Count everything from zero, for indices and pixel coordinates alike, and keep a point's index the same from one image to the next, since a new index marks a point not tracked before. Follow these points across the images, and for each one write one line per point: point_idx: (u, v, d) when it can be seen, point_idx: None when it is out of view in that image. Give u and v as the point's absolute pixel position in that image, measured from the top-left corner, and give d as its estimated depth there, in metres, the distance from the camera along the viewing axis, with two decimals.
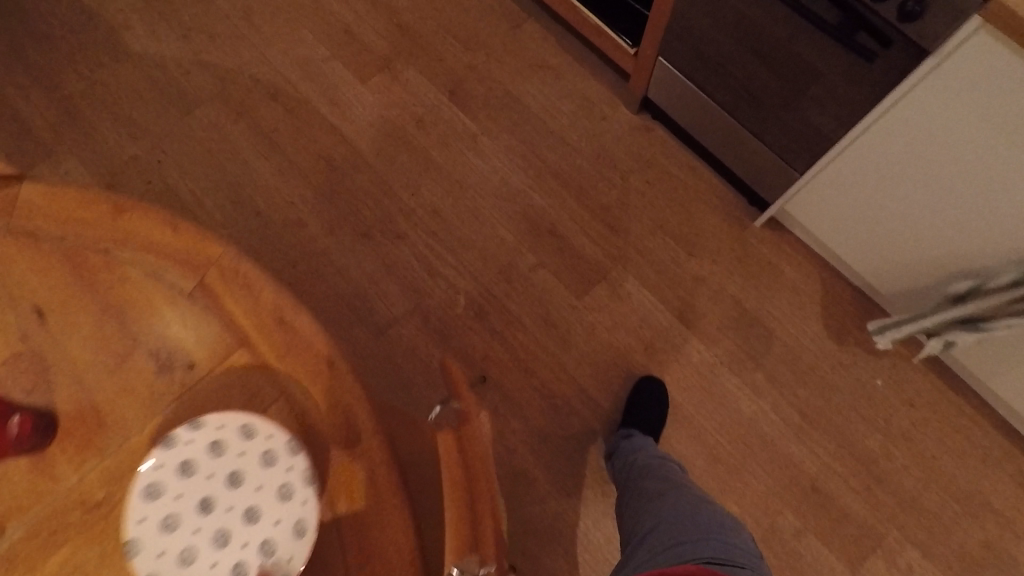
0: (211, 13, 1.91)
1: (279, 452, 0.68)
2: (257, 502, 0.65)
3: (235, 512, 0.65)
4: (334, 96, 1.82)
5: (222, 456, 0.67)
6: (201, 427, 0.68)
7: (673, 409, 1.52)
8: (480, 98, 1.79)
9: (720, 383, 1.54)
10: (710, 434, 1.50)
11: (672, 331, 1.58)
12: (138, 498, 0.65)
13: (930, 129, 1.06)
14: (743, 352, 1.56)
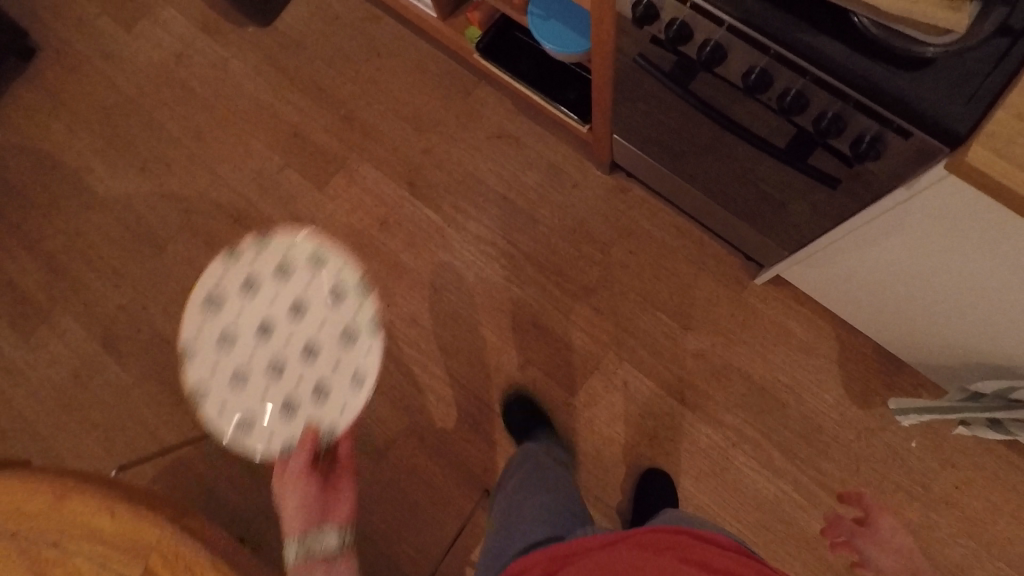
0: (164, 136, 1.87)
1: (314, 349, 1.06)
2: (354, 370, 1.05)
3: (327, 367, 1.06)
4: (297, 207, 1.76)
5: (313, 313, 1.07)
6: (303, 272, 1.08)
7: (687, 499, 1.45)
8: (443, 184, 1.69)
9: (735, 467, 1.44)
10: (729, 524, 1.42)
11: (676, 416, 1.48)
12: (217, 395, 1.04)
13: (923, 245, 0.87)
14: (756, 429, 1.45)
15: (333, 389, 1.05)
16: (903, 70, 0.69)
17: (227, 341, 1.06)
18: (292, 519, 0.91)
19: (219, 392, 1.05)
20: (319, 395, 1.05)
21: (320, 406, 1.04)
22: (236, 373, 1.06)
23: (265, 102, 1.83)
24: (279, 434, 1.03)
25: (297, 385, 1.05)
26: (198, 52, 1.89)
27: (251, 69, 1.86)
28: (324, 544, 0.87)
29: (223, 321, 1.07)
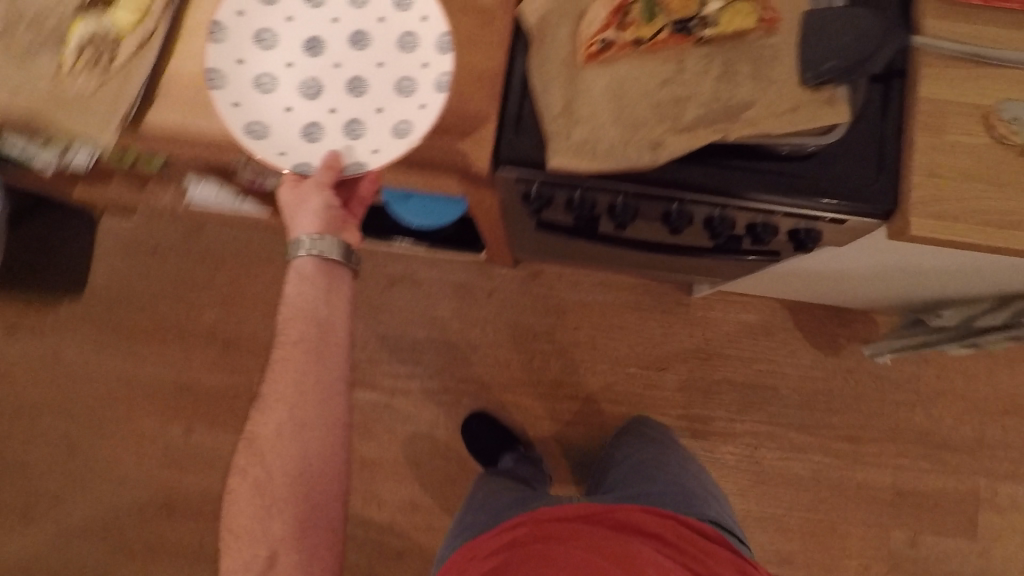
0: (33, 470, 1.57)
1: (315, 83, 0.72)
2: (404, 81, 0.70)
3: (387, 69, 0.71)
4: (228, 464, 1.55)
5: (365, 10, 0.72)
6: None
7: (747, 519, 1.47)
8: (366, 360, 1.56)
9: (768, 466, 1.49)
10: (792, 517, 1.47)
11: (697, 451, 1.50)
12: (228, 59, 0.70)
13: (861, 258, 0.89)
14: (766, 424, 1.50)
15: (377, 112, 0.70)
16: (799, 167, 0.70)
17: (255, 77, 0.71)
18: (318, 342, 0.73)
19: (234, 47, 0.70)
20: (351, 124, 0.71)
21: (353, 136, 0.70)
22: (257, 87, 0.71)
23: (129, 374, 1.59)
24: (294, 154, 0.70)
25: (330, 113, 0.71)
26: (17, 346, 1.61)
27: (92, 349, 1.60)
28: (320, 239, 0.72)
29: (231, 39, 0.70)
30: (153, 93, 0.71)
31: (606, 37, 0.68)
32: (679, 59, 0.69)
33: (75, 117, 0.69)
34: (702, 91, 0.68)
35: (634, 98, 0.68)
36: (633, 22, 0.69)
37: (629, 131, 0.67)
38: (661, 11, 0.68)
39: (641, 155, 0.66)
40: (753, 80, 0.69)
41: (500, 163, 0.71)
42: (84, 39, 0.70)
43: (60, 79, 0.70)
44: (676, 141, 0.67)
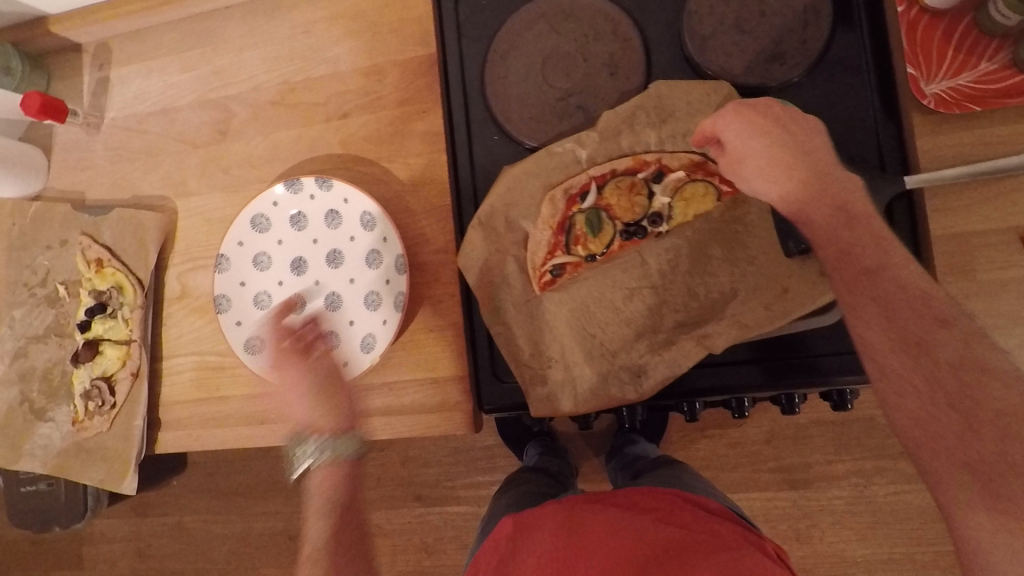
0: None
1: (305, 300, 0.70)
2: (372, 296, 0.67)
3: (360, 284, 0.68)
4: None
5: (337, 229, 0.69)
6: (332, 188, 0.68)
7: (872, 565, 1.17)
8: (444, 476, 1.31)
9: (883, 504, 1.16)
10: (923, 554, 1.15)
11: (801, 505, 1.19)
12: (229, 286, 0.70)
13: None
14: (871, 458, 1.16)
15: (350, 327, 0.68)
16: (810, 349, 0.61)
17: (254, 301, 0.70)
18: (336, 542, 0.59)
19: (237, 278, 0.70)
20: (329, 335, 0.68)
21: (331, 348, 0.68)
22: (251, 307, 0.70)
23: (242, 531, 1.44)
24: (283, 367, 0.68)
25: (312, 326, 0.69)
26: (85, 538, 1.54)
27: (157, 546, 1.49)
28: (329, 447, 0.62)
29: (232, 269, 0.70)
30: (155, 423, 0.74)
31: (556, 262, 0.65)
32: (642, 260, 0.63)
33: (98, 467, 0.74)
34: (675, 291, 0.61)
35: (601, 317, 0.63)
36: (580, 239, 0.66)
37: (605, 359, 0.62)
38: (605, 220, 0.66)
39: (625, 391, 0.60)
40: (731, 265, 0.60)
41: (485, 409, 0.67)
42: (86, 391, 0.74)
43: (77, 431, 0.75)
44: (660, 364, 0.60)
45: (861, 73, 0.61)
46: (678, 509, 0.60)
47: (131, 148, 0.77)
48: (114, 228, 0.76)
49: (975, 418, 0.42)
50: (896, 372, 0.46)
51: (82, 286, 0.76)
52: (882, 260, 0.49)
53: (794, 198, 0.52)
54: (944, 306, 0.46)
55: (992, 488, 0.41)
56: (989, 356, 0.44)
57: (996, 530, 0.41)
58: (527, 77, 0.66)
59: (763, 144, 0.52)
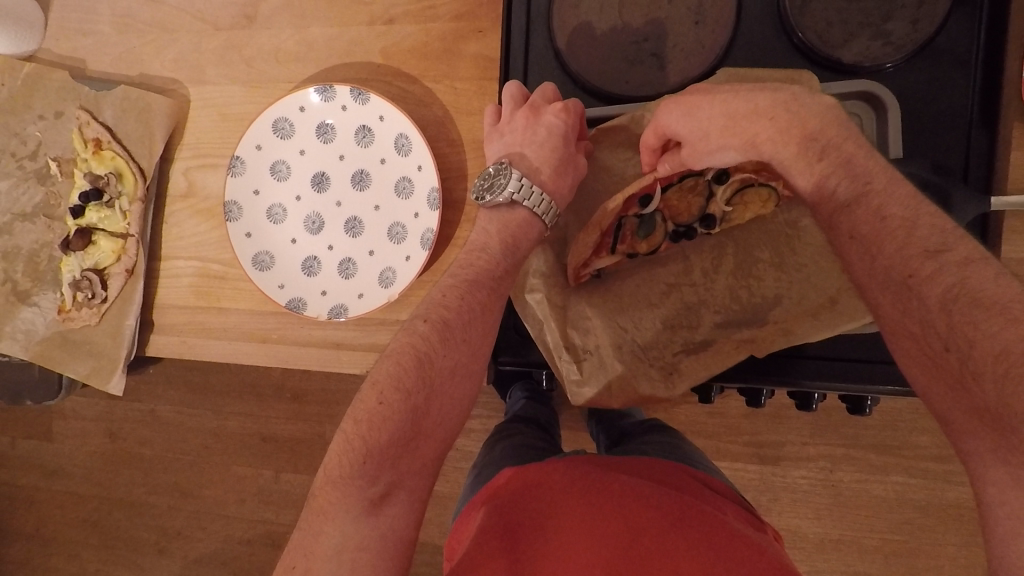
0: (95, 526, 1.54)
1: (325, 220, 0.64)
2: (396, 228, 0.62)
3: (385, 213, 0.63)
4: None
5: (368, 148, 0.63)
6: (367, 102, 0.62)
7: (824, 545, 1.14)
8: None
9: (847, 490, 1.12)
10: (874, 541, 1.12)
11: (768, 479, 1.15)
12: (244, 192, 0.64)
13: None
14: (845, 445, 1.12)
15: (369, 257, 0.63)
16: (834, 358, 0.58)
17: (268, 212, 0.65)
18: (420, 404, 0.46)
19: (255, 180, 0.64)
20: (345, 262, 0.64)
21: (346, 276, 0.64)
22: (263, 220, 0.65)
23: (215, 427, 1.43)
24: (293, 286, 0.64)
25: (327, 251, 0.64)
26: (57, 411, 1.52)
27: (131, 424, 1.49)
28: (518, 187, 0.54)
29: (247, 173, 0.64)
30: (148, 324, 0.70)
31: (600, 263, 0.61)
32: (685, 259, 0.61)
33: (83, 361, 0.70)
34: (717, 291, 0.59)
35: (638, 310, 0.60)
36: (627, 238, 0.61)
37: (637, 356, 0.59)
38: (659, 220, 0.61)
39: (656, 390, 0.58)
40: (777, 271, 0.58)
41: (498, 362, 0.64)
42: (76, 280, 0.70)
43: (64, 320, 0.70)
44: (695, 366, 0.58)
45: (966, 66, 0.55)
46: (686, 482, 0.56)
47: (141, 19, 0.69)
48: (118, 108, 0.69)
49: (971, 361, 0.35)
50: (891, 315, 0.41)
51: (78, 167, 0.70)
52: (859, 189, 0.44)
53: (765, 139, 0.48)
54: (930, 236, 0.40)
55: (1007, 440, 0.34)
56: (993, 289, 0.36)
57: (1013, 489, 0.34)
58: (601, 11, 0.59)
59: (716, 107, 0.50)
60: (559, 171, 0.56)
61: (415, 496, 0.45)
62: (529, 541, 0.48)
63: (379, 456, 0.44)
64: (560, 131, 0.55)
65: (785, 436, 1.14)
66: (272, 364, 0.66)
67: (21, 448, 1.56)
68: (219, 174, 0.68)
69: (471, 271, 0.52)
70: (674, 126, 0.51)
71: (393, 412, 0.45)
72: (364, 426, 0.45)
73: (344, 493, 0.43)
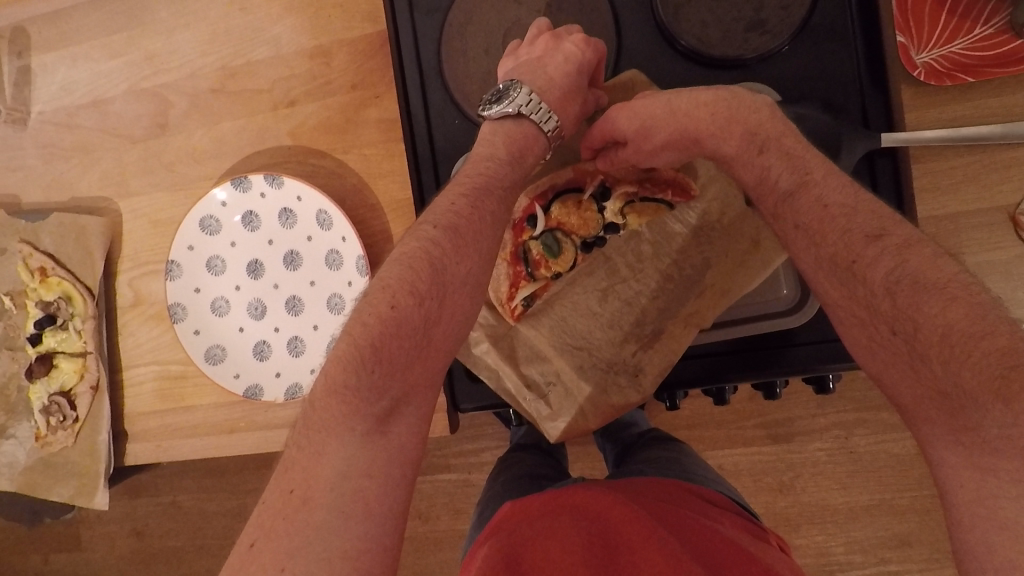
0: None
1: (267, 304, 0.66)
2: (334, 298, 0.64)
3: (320, 286, 0.64)
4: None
5: (293, 229, 0.64)
6: (283, 185, 0.63)
7: (854, 514, 1.12)
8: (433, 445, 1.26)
9: (865, 454, 1.10)
10: (903, 501, 1.10)
11: (784, 457, 1.13)
12: (184, 292, 0.66)
13: None
14: (853, 411, 1.10)
15: (314, 331, 0.64)
16: (801, 332, 0.58)
17: (212, 306, 0.67)
18: (432, 314, 0.42)
19: (193, 278, 0.66)
20: (292, 341, 0.65)
21: (295, 354, 0.65)
22: (208, 315, 0.67)
23: (236, 507, 1.44)
24: (248, 371, 0.65)
25: (274, 332, 0.66)
26: (82, 519, 1.55)
27: (155, 518, 1.50)
28: (531, 100, 0.53)
29: (185, 274, 0.66)
30: (122, 435, 0.72)
31: (525, 290, 0.61)
32: (608, 259, 0.60)
33: (67, 483, 0.72)
34: (648, 277, 0.59)
35: (582, 324, 0.60)
36: (539, 261, 0.62)
37: (600, 368, 0.59)
38: (563, 238, 0.62)
39: (628, 396, 0.58)
40: (694, 237, 0.59)
41: (461, 409, 0.65)
42: (46, 406, 0.72)
43: (42, 446, 0.72)
44: (654, 359, 0.57)
45: (846, 40, 0.57)
46: (681, 496, 0.57)
47: (63, 145, 0.72)
48: (55, 235, 0.71)
49: (919, 342, 0.36)
50: (836, 301, 0.41)
51: (29, 297, 0.72)
52: (800, 179, 0.45)
53: (708, 133, 0.50)
54: (870, 221, 0.41)
55: (954, 415, 0.34)
56: (932, 271, 0.37)
57: (966, 467, 0.33)
58: (488, 57, 0.62)
59: (659, 104, 0.52)
60: (568, 98, 0.55)
61: (422, 419, 0.41)
62: (531, 554, 0.46)
63: (388, 365, 0.40)
64: (581, 59, 0.55)
65: (790, 413, 1.13)
66: (245, 452, 0.67)
67: (53, 563, 1.57)
68: (162, 278, 0.70)
69: (479, 178, 0.48)
70: (621, 127, 0.54)
71: (401, 314, 0.41)
72: (375, 329, 0.40)
73: (350, 408, 0.38)
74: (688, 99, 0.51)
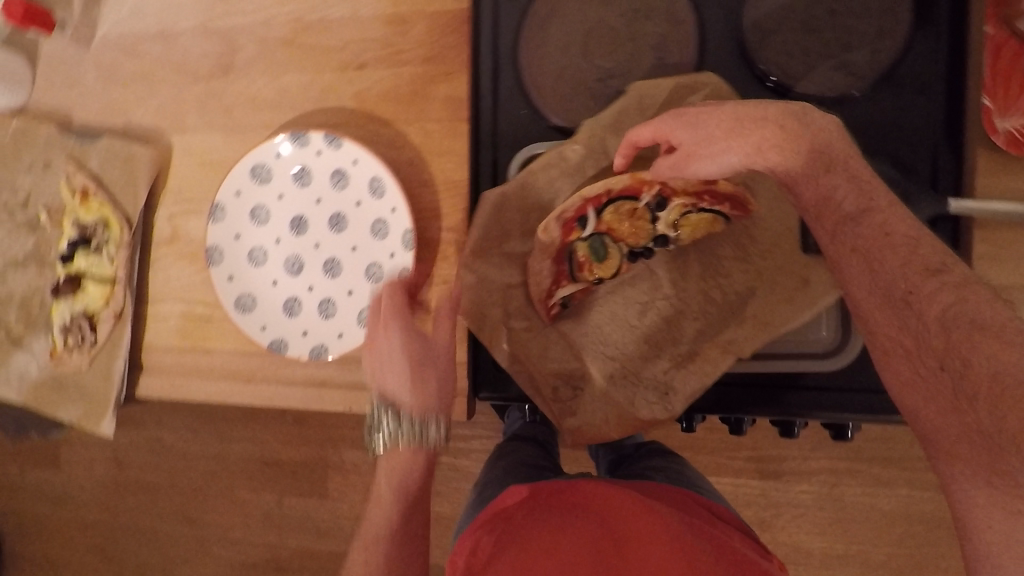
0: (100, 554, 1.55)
1: (304, 262, 0.66)
2: (374, 268, 0.64)
3: (362, 253, 0.64)
4: (313, 560, 1.40)
5: (343, 191, 0.64)
6: (342, 147, 0.63)
7: (828, 560, 1.12)
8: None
9: (849, 504, 1.11)
10: (877, 556, 1.10)
11: (768, 494, 1.14)
12: (224, 237, 0.66)
13: None
14: (844, 460, 1.11)
15: (348, 297, 0.64)
16: (830, 379, 0.58)
17: (248, 255, 0.66)
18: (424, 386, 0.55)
19: (235, 224, 0.66)
20: (324, 302, 0.65)
21: (325, 316, 0.65)
22: (244, 263, 0.66)
23: (217, 453, 1.45)
24: (275, 325, 0.65)
25: (307, 292, 0.66)
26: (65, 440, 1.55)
27: (136, 450, 1.51)
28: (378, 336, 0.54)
29: (228, 219, 0.66)
30: (137, 366, 0.72)
31: (564, 293, 0.61)
32: (653, 274, 0.62)
33: (75, 404, 0.72)
34: (690, 297, 0.60)
35: (618, 336, 0.61)
36: (584, 264, 0.61)
37: (629, 382, 0.59)
38: (609, 243, 0.60)
39: (655, 413, 0.58)
40: (743, 262, 0.60)
41: (479, 397, 0.65)
42: (67, 325, 0.72)
43: (56, 364, 0.72)
44: (687, 378, 0.58)
45: (928, 93, 0.56)
46: (694, 508, 0.57)
47: (123, 70, 0.71)
48: (102, 157, 0.71)
49: (965, 382, 0.41)
50: (886, 330, 0.46)
51: (66, 215, 0.72)
52: (864, 205, 0.48)
53: (771, 145, 0.50)
54: (931, 256, 0.45)
55: (991, 460, 0.40)
56: (989, 315, 0.41)
57: (994, 504, 0.40)
58: (566, 50, 0.61)
59: (720, 118, 0.51)
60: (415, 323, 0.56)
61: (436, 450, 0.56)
62: (549, 549, 0.46)
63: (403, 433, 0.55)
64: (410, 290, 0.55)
65: (782, 452, 1.13)
66: (259, 403, 0.67)
67: (29, 477, 1.58)
68: (203, 220, 0.70)
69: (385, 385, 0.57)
70: (682, 136, 0.52)
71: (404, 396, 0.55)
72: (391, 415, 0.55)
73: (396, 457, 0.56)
74: (750, 111, 0.51)
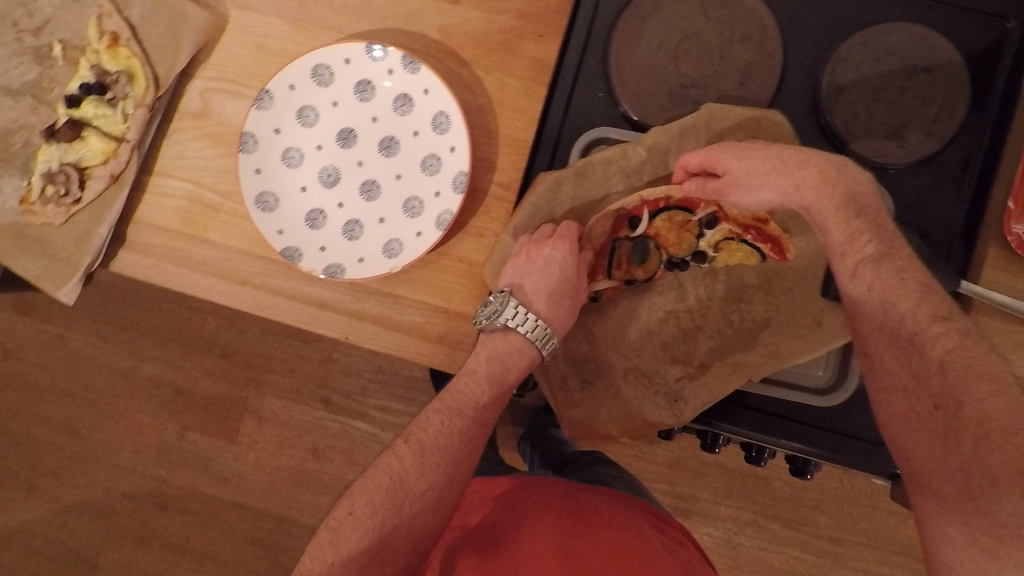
0: None
1: (341, 178, 0.63)
2: (413, 202, 0.62)
3: (405, 184, 0.63)
4: (204, 507, 1.22)
5: (404, 117, 0.62)
6: (417, 73, 0.61)
7: None
8: (359, 390, 1.20)
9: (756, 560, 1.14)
10: None
11: None
12: (263, 128, 0.62)
13: None
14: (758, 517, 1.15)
15: (377, 224, 0.62)
16: (815, 416, 0.61)
17: (283, 154, 0.63)
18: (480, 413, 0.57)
19: (278, 118, 0.62)
20: (351, 223, 0.63)
21: (348, 238, 0.62)
22: (277, 161, 0.63)
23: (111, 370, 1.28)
24: (293, 233, 0.62)
25: (336, 208, 0.63)
26: None
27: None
28: None
29: (272, 109, 0.62)
30: (120, 238, 0.65)
31: (598, 286, 0.64)
32: (681, 286, 0.63)
33: (37, 260, 0.64)
34: (712, 316, 0.62)
35: (637, 339, 0.63)
36: (623, 263, 0.64)
37: (642, 383, 0.62)
38: (652, 247, 0.63)
39: (662, 417, 0.61)
40: (766, 295, 0.62)
41: None
42: (51, 173, 0.65)
43: (25, 212, 0.65)
44: (697, 392, 0.61)
45: (960, 184, 0.62)
46: (654, 521, 0.65)
47: None
48: (147, 9, 0.65)
49: (959, 420, 0.42)
50: (885, 367, 0.47)
51: (85, 56, 0.66)
52: (884, 250, 0.49)
53: (808, 187, 0.53)
54: (938, 306, 0.45)
55: (973, 499, 0.40)
56: (984, 361, 0.42)
57: (971, 546, 0.40)
58: (659, 50, 0.63)
59: (769, 155, 0.55)
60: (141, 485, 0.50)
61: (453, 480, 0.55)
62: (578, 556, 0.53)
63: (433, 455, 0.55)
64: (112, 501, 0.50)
65: (707, 498, 1.15)
66: (249, 308, 0.64)
67: None
68: (241, 106, 0.65)
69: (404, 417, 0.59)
70: (727, 162, 0.56)
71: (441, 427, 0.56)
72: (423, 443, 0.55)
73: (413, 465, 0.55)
74: (796, 155, 0.54)
